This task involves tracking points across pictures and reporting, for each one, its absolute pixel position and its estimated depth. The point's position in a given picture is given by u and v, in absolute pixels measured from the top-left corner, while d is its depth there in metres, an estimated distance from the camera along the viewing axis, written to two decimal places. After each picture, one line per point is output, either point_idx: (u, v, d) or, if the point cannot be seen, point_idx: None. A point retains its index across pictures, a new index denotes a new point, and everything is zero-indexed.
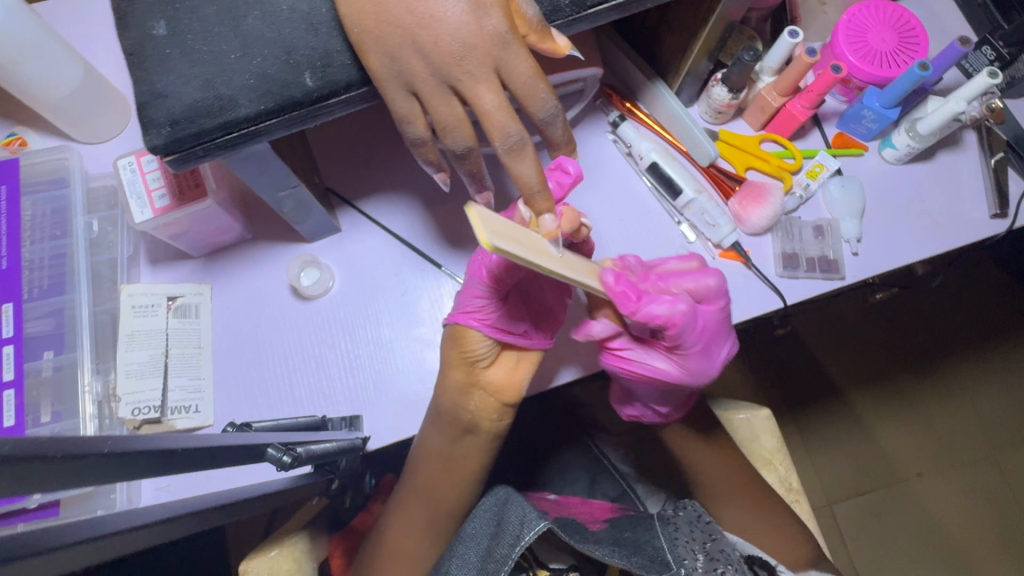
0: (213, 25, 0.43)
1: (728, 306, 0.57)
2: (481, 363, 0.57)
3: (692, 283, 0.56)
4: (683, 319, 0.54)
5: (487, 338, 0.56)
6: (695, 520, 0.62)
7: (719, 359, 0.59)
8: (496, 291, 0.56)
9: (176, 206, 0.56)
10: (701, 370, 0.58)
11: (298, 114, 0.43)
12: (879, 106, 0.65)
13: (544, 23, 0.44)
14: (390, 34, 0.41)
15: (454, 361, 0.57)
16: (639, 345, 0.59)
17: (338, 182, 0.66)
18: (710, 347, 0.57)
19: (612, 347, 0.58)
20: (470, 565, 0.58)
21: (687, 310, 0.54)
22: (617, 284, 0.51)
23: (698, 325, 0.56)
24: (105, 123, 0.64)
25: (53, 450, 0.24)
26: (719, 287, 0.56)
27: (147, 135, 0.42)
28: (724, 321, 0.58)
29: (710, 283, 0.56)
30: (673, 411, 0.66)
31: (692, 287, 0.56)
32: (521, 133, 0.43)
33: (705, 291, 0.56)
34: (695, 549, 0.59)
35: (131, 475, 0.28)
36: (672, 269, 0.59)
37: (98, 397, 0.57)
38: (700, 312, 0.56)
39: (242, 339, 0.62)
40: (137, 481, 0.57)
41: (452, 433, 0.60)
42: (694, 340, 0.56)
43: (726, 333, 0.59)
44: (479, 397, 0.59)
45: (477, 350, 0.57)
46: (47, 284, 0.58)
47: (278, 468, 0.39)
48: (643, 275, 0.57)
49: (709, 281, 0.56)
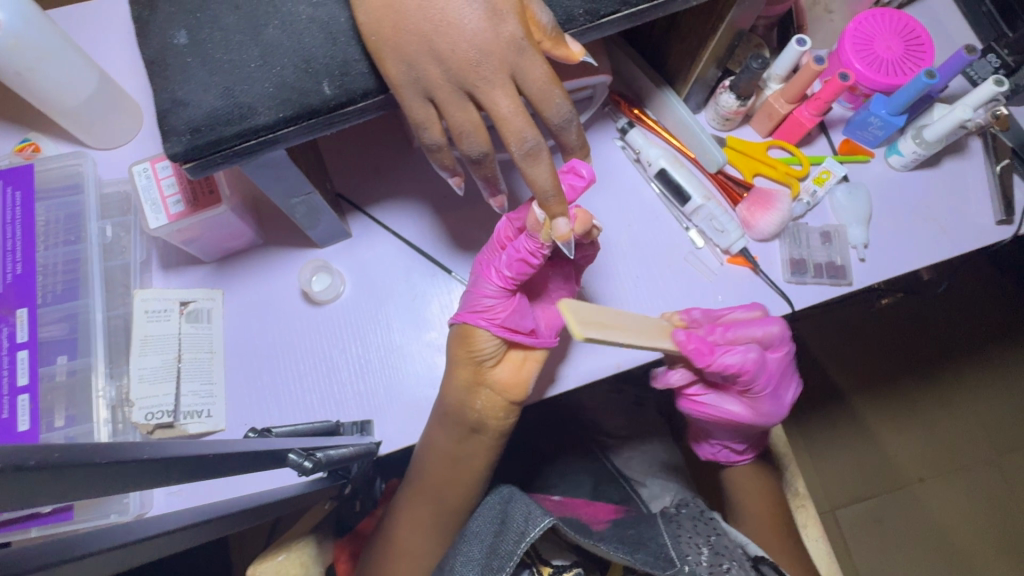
0: (233, 34, 0.44)
1: (791, 352, 0.62)
2: (487, 362, 0.59)
3: (760, 331, 0.59)
4: (755, 368, 0.59)
5: (494, 337, 0.57)
6: (699, 517, 0.63)
7: (789, 398, 0.64)
8: (504, 292, 0.58)
9: (190, 212, 0.56)
10: (773, 410, 0.63)
11: (315, 122, 0.44)
12: (886, 114, 0.66)
13: (559, 30, 0.45)
14: (408, 43, 0.42)
15: (460, 360, 0.58)
16: (713, 391, 0.64)
17: (349, 187, 0.67)
18: (780, 388, 0.63)
19: (688, 393, 0.64)
20: (476, 562, 0.59)
21: (758, 359, 0.59)
22: (690, 341, 0.57)
23: (768, 372, 0.61)
24: (119, 129, 0.65)
25: (99, 456, 0.25)
26: (784, 335, 0.61)
27: (167, 142, 0.42)
28: (789, 363, 0.63)
29: (774, 330, 0.59)
30: (749, 448, 0.70)
31: (758, 337, 0.60)
32: (537, 139, 0.44)
33: (770, 339, 0.60)
34: (699, 545, 0.60)
35: (162, 481, 0.28)
36: (739, 319, 0.61)
37: (111, 402, 0.58)
38: (767, 359, 0.61)
39: (253, 343, 0.63)
40: (149, 489, 0.56)
41: (458, 435, 0.61)
42: (767, 385, 0.61)
43: (791, 376, 0.64)
44: (486, 396, 0.60)
45: (483, 349, 0.58)
46: (61, 289, 0.59)
47: (299, 473, 0.39)
48: (710, 325, 0.60)
49: (772, 329, 0.59)
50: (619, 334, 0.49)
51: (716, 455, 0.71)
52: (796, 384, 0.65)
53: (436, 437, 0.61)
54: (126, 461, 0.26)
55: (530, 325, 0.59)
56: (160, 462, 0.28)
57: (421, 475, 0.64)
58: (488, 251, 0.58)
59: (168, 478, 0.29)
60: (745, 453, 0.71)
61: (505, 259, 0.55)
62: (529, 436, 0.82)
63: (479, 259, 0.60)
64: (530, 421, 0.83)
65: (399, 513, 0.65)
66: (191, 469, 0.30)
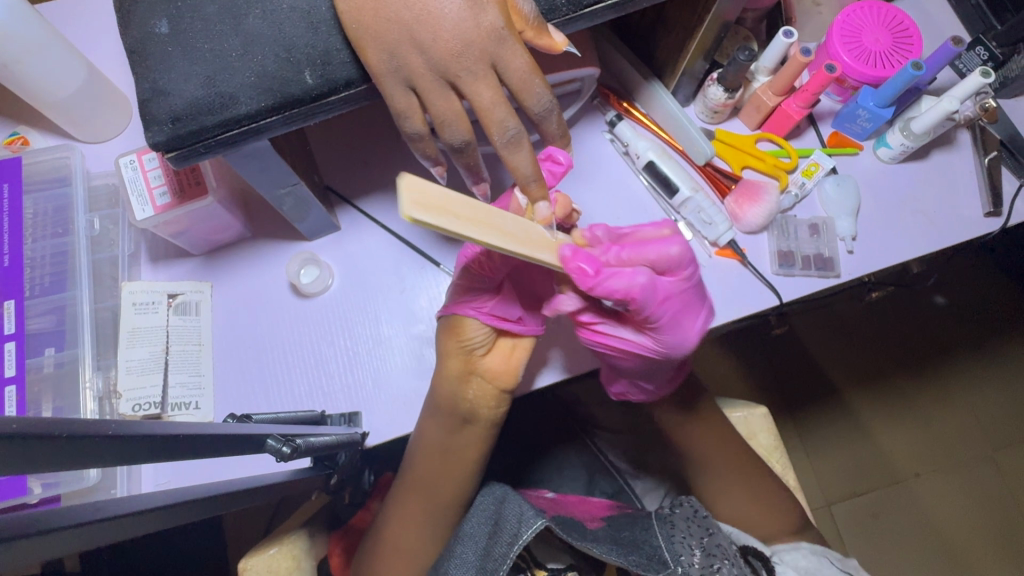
0: (215, 23, 0.44)
1: (694, 273, 0.55)
2: (478, 351, 0.59)
3: (656, 251, 0.53)
4: (644, 295, 0.52)
5: (484, 325, 0.58)
6: (692, 517, 0.62)
7: (698, 331, 0.57)
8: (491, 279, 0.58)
9: (177, 204, 0.57)
10: (679, 341, 0.56)
11: (297, 112, 0.44)
12: (874, 105, 0.66)
13: (540, 18, 0.45)
14: (388, 31, 0.42)
15: (450, 350, 0.58)
16: (610, 318, 0.58)
17: (337, 180, 0.67)
18: (682, 317, 0.55)
19: (583, 321, 0.57)
20: (470, 564, 0.58)
21: (647, 283, 0.52)
22: (575, 259, 0.48)
23: (664, 299, 0.53)
24: (108, 122, 0.65)
25: (59, 431, 0.24)
26: (688, 255, 0.54)
27: (149, 131, 0.42)
28: (696, 291, 0.56)
29: (673, 251, 0.53)
30: (659, 386, 0.65)
31: (651, 258, 0.53)
32: (518, 128, 0.45)
33: (668, 261, 0.53)
34: (692, 545, 0.59)
35: (137, 460, 0.29)
36: (642, 235, 0.56)
37: (99, 394, 0.58)
38: (660, 283, 0.53)
39: (242, 336, 0.63)
40: (138, 469, 0.57)
41: (451, 425, 0.61)
42: (664, 315, 0.54)
43: (697, 303, 0.56)
44: (477, 385, 0.60)
45: (473, 338, 0.58)
46: (48, 282, 0.59)
47: (277, 458, 0.39)
48: (606, 246, 0.54)
49: (669, 250, 0.53)
50: (496, 240, 0.40)
51: (625, 394, 0.66)
52: (708, 311, 0.58)
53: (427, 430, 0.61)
54: (90, 435, 0.25)
55: (518, 312, 0.60)
56: (134, 439, 0.28)
57: (411, 471, 0.64)
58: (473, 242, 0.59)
59: (143, 456, 0.29)
60: (657, 391, 0.66)
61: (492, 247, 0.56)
62: (521, 430, 0.82)
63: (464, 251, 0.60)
64: (521, 415, 0.83)
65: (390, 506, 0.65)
66: (166, 450, 0.30)
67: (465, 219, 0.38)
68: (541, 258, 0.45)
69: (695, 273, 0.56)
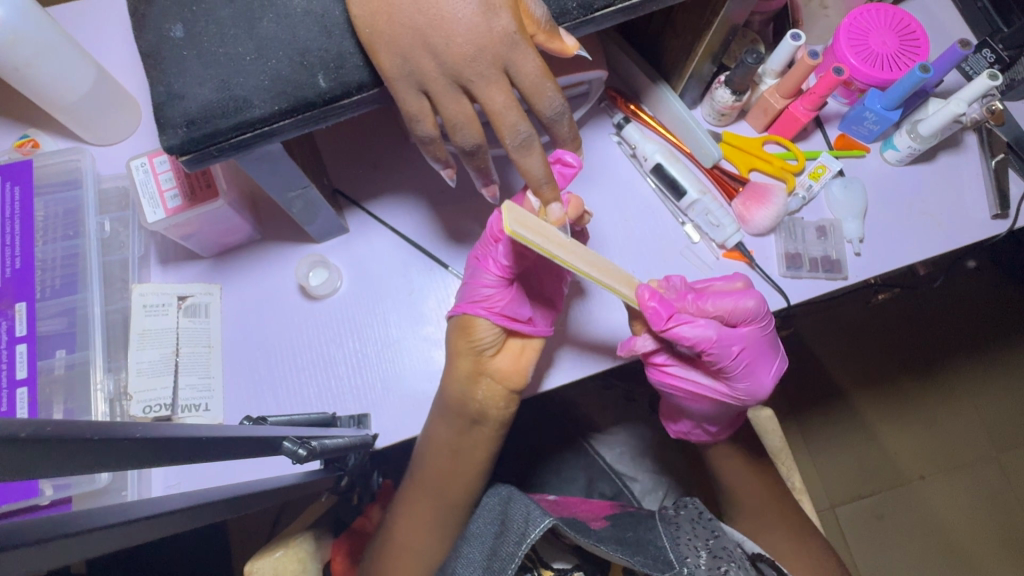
0: (228, 27, 0.44)
1: (768, 325, 0.58)
2: (488, 351, 0.59)
3: (732, 302, 0.56)
4: (713, 345, 0.56)
5: (493, 325, 0.58)
6: (697, 519, 0.63)
7: (770, 382, 0.59)
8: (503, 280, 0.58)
9: (188, 207, 0.57)
10: (752, 390, 0.59)
11: (310, 116, 0.44)
12: (881, 108, 0.66)
13: (552, 22, 0.45)
14: (401, 35, 0.42)
15: (460, 350, 0.58)
16: (682, 362, 0.61)
17: (346, 183, 0.67)
18: (756, 368, 0.58)
19: (655, 363, 0.61)
20: (476, 563, 0.60)
21: (717, 335, 0.55)
22: (652, 300, 0.52)
23: (738, 349, 0.56)
24: (118, 125, 0.65)
25: (91, 433, 0.25)
26: (764, 308, 0.57)
27: (163, 134, 0.43)
28: (769, 344, 0.59)
29: (749, 304, 0.56)
30: (724, 430, 0.67)
31: (725, 308, 0.57)
32: (530, 131, 0.45)
33: (744, 313, 0.56)
34: (698, 547, 0.60)
35: (156, 463, 0.29)
36: (716, 288, 0.59)
37: (109, 395, 0.58)
38: (730, 331, 0.56)
39: (251, 338, 0.63)
40: (148, 473, 0.57)
41: (459, 427, 0.61)
42: (737, 364, 0.57)
43: (771, 353, 0.59)
44: (486, 385, 0.60)
45: (483, 338, 0.58)
46: (59, 284, 0.59)
47: (293, 461, 0.39)
48: (682, 295, 0.58)
49: (747, 304, 0.56)
50: (582, 266, 0.47)
51: (687, 434, 0.68)
52: (782, 365, 0.61)
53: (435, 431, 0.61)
54: (117, 438, 0.26)
55: (527, 313, 0.60)
56: (154, 442, 0.28)
57: (418, 473, 0.65)
58: (484, 243, 0.59)
59: (162, 459, 0.29)
60: (719, 434, 0.68)
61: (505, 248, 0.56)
62: (527, 431, 0.82)
63: (475, 252, 0.60)
64: (528, 416, 0.84)
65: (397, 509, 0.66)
66: (189, 453, 0.31)
67: (555, 243, 0.45)
68: (620, 292, 0.50)
69: (769, 324, 0.59)
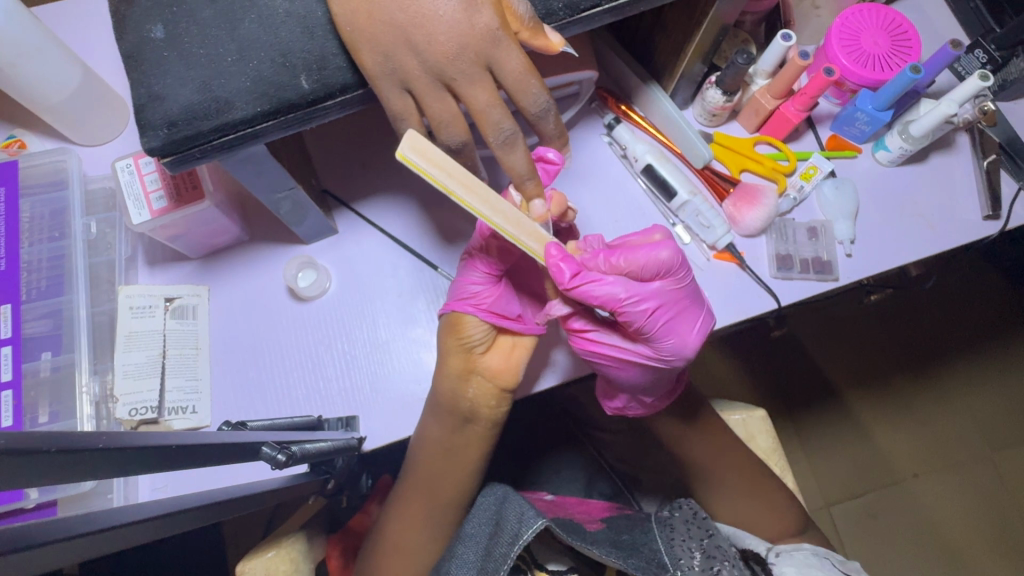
0: (210, 28, 0.44)
1: (687, 278, 0.54)
2: (478, 348, 0.58)
3: (644, 255, 0.53)
4: (622, 305, 0.52)
5: (482, 322, 0.58)
6: (692, 519, 0.62)
7: (697, 340, 0.54)
8: (491, 276, 0.59)
9: (174, 208, 0.56)
10: (676, 350, 0.54)
11: (293, 117, 0.44)
12: (872, 109, 0.66)
13: (536, 20, 0.45)
14: (383, 35, 0.42)
15: (450, 347, 0.58)
16: (604, 326, 0.58)
17: (336, 184, 0.67)
18: (677, 325, 0.54)
19: (572, 328, 0.58)
20: (471, 564, 0.59)
21: (626, 293, 0.52)
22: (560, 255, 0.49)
23: (652, 306, 0.53)
24: (104, 125, 0.65)
25: (50, 444, 0.24)
26: (678, 259, 0.53)
27: (144, 136, 0.42)
28: (693, 299, 0.55)
29: (661, 256, 0.52)
30: (658, 401, 0.63)
31: (638, 262, 0.53)
32: (514, 129, 0.45)
33: (656, 265, 0.53)
34: (692, 548, 0.59)
35: (125, 470, 0.28)
36: (633, 243, 0.55)
37: (96, 398, 0.58)
38: (643, 287, 0.53)
39: (239, 339, 0.63)
40: (135, 478, 0.56)
41: (452, 423, 0.60)
42: (652, 322, 0.53)
43: (692, 308, 0.54)
44: (478, 384, 0.59)
45: (473, 336, 0.58)
46: (45, 285, 0.59)
47: (272, 466, 0.39)
48: (594, 253, 0.54)
49: (659, 256, 0.52)
50: (486, 210, 0.44)
51: (623, 410, 0.65)
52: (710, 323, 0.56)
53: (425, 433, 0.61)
54: (80, 449, 0.25)
55: (516, 310, 0.60)
56: (130, 449, 0.28)
57: (409, 475, 0.65)
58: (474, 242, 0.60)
59: (138, 465, 0.29)
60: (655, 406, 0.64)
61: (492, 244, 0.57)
62: (519, 432, 0.82)
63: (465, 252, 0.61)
64: (519, 417, 0.83)
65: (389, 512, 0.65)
66: (161, 460, 0.30)
67: (460, 181, 0.42)
68: (529, 244, 0.47)
69: (688, 278, 0.54)
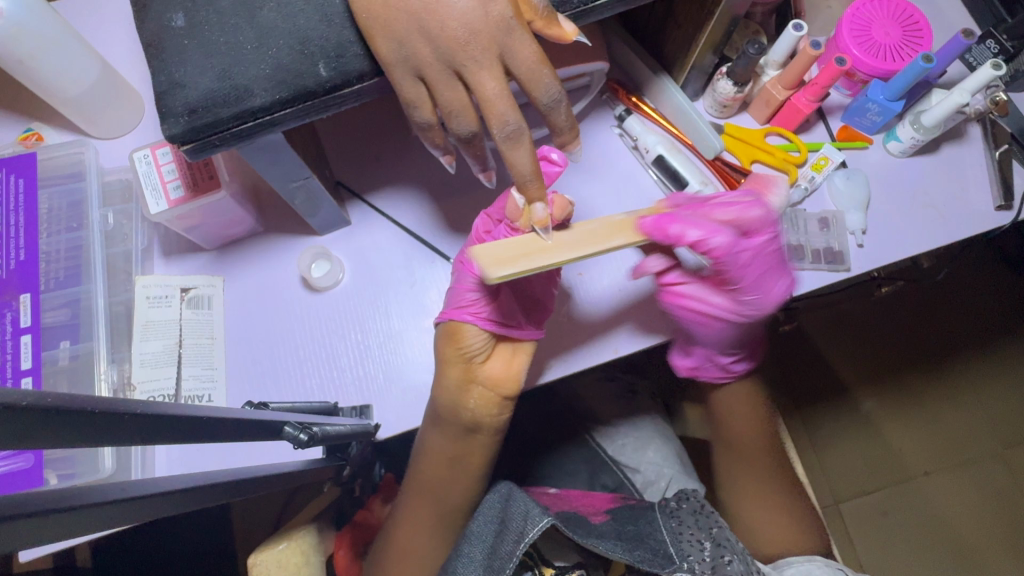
0: (229, 17, 0.44)
1: (778, 236, 0.55)
2: (478, 358, 0.59)
3: (737, 211, 0.54)
4: (725, 253, 0.52)
5: (482, 331, 0.58)
6: (699, 511, 0.59)
7: (785, 287, 0.57)
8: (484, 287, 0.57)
9: (190, 198, 0.57)
10: (774, 301, 0.57)
11: (311, 105, 0.44)
12: (884, 99, 0.66)
13: (551, 9, 0.45)
14: (398, 21, 0.42)
15: (449, 358, 0.58)
16: (696, 280, 0.59)
17: (348, 175, 0.67)
18: (767, 279, 0.56)
19: (666, 281, 0.59)
20: (476, 563, 0.58)
21: (726, 243, 0.52)
22: (648, 225, 0.51)
23: (749, 258, 0.54)
24: (120, 118, 0.66)
25: (92, 406, 0.25)
26: (718, 231, 0.52)
27: (164, 124, 0.43)
28: (782, 253, 0.57)
29: (756, 214, 0.54)
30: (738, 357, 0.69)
31: (737, 217, 0.54)
32: (518, 123, 0.45)
33: (749, 223, 0.54)
34: (701, 539, 0.57)
35: (156, 438, 0.29)
36: (725, 197, 0.56)
37: (113, 386, 0.59)
38: (762, 244, 0.54)
39: (254, 328, 0.63)
40: (152, 454, 0.58)
41: (457, 433, 0.61)
42: (744, 274, 0.54)
43: (780, 267, 0.56)
44: (479, 393, 0.60)
45: (472, 345, 0.58)
46: (63, 276, 0.60)
47: (294, 446, 0.40)
48: (692, 206, 0.55)
49: (755, 213, 0.54)
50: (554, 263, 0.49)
51: (700, 369, 0.69)
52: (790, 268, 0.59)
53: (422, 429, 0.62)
54: (118, 414, 0.26)
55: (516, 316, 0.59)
56: (154, 417, 0.28)
57: (417, 477, 0.64)
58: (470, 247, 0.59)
59: (161, 437, 0.29)
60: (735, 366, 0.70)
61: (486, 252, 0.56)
62: (528, 423, 0.82)
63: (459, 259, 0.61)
64: (530, 408, 0.83)
65: (398, 517, 0.65)
66: (184, 431, 0.31)
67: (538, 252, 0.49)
68: (617, 244, 0.51)
69: (776, 240, 0.56)
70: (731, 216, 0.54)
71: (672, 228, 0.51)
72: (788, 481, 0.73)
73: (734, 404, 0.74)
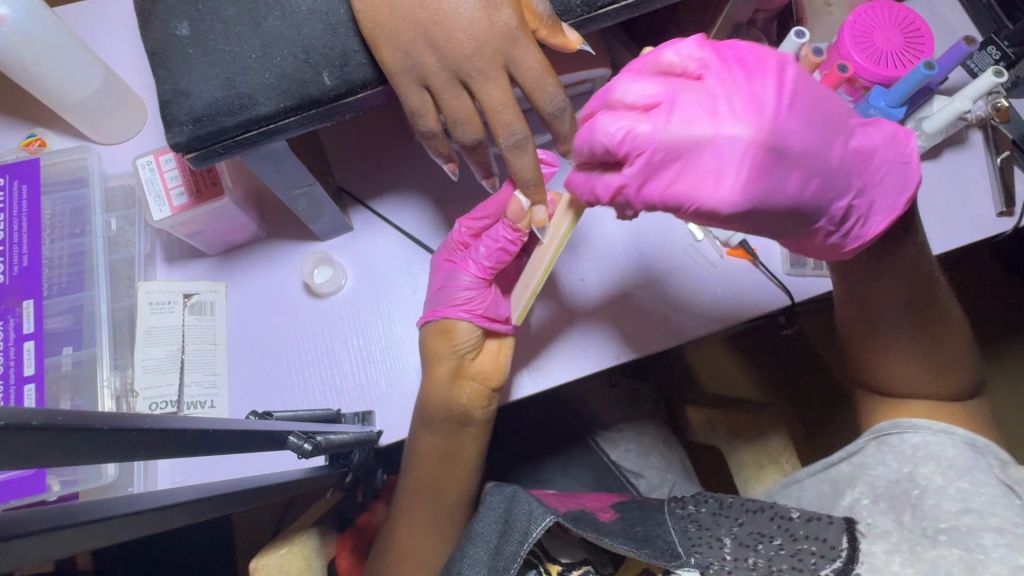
0: (234, 26, 0.44)
1: (663, 133, 0.37)
2: (468, 354, 0.59)
3: (603, 133, 0.39)
4: (620, 198, 0.42)
5: (474, 328, 0.58)
6: (720, 510, 0.52)
7: (731, 189, 0.37)
8: (477, 282, 0.59)
9: (193, 204, 0.57)
10: (719, 209, 0.38)
11: (316, 113, 0.44)
12: (886, 106, 0.65)
13: (555, 18, 0.45)
14: (403, 30, 0.42)
15: (440, 354, 0.59)
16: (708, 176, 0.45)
17: (351, 181, 0.68)
18: (688, 185, 0.38)
19: None
20: (481, 564, 0.55)
21: (615, 188, 0.41)
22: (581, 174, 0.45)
23: (649, 188, 0.39)
24: (123, 123, 0.66)
25: (99, 423, 0.25)
26: (606, 177, 0.42)
27: (170, 132, 0.43)
28: (693, 148, 0.37)
29: (609, 128, 0.39)
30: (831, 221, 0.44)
31: (596, 141, 0.40)
32: (525, 132, 0.45)
33: (611, 139, 0.39)
34: (720, 537, 0.50)
35: (164, 453, 0.29)
36: (616, 94, 0.40)
37: (116, 392, 0.59)
38: (638, 174, 0.39)
39: (256, 333, 0.63)
40: (155, 468, 0.58)
41: (446, 429, 0.61)
42: (666, 207, 0.40)
43: (693, 154, 0.37)
44: (469, 387, 0.60)
45: (463, 341, 0.58)
46: (66, 282, 0.60)
47: (299, 455, 0.40)
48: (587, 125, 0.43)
49: (608, 129, 0.39)
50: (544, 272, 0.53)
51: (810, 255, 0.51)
52: (738, 148, 0.36)
53: (420, 436, 0.61)
54: (126, 429, 0.26)
55: (506, 313, 0.60)
56: (163, 432, 0.28)
57: (410, 480, 0.63)
58: (463, 245, 0.60)
59: (169, 452, 0.29)
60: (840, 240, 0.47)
61: (482, 250, 0.57)
62: (530, 427, 0.82)
63: (443, 258, 0.61)
64: (532, 412, 0.83)
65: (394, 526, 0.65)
66: (193, 444, 0.31)
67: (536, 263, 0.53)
68: (564, 232, 0.50)
69: (675, 129, 0.37)
70: (593, 144, 0.40)
71: (587, 192, 0.44)
72: (922, 308, 0.56)
73: (878, 290, 0.56)
